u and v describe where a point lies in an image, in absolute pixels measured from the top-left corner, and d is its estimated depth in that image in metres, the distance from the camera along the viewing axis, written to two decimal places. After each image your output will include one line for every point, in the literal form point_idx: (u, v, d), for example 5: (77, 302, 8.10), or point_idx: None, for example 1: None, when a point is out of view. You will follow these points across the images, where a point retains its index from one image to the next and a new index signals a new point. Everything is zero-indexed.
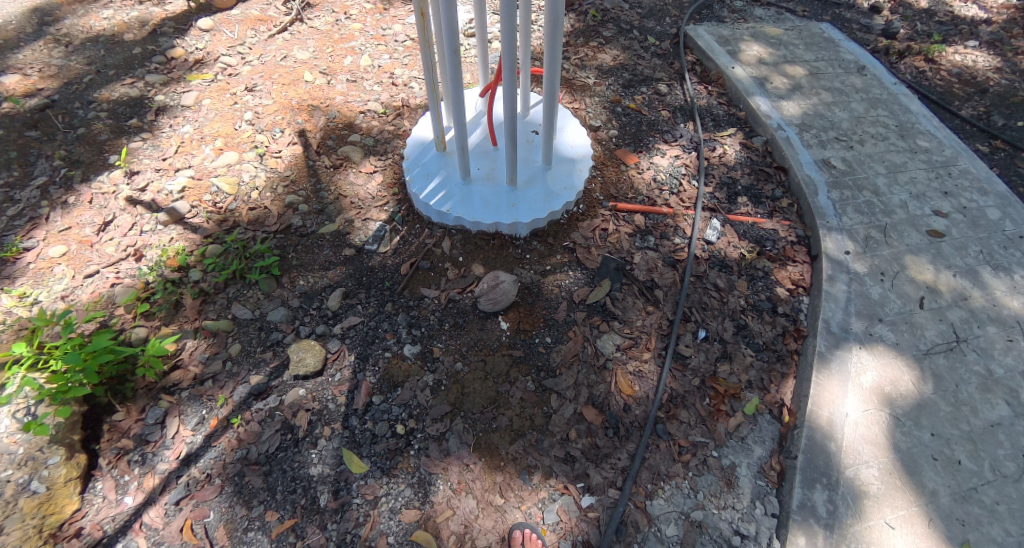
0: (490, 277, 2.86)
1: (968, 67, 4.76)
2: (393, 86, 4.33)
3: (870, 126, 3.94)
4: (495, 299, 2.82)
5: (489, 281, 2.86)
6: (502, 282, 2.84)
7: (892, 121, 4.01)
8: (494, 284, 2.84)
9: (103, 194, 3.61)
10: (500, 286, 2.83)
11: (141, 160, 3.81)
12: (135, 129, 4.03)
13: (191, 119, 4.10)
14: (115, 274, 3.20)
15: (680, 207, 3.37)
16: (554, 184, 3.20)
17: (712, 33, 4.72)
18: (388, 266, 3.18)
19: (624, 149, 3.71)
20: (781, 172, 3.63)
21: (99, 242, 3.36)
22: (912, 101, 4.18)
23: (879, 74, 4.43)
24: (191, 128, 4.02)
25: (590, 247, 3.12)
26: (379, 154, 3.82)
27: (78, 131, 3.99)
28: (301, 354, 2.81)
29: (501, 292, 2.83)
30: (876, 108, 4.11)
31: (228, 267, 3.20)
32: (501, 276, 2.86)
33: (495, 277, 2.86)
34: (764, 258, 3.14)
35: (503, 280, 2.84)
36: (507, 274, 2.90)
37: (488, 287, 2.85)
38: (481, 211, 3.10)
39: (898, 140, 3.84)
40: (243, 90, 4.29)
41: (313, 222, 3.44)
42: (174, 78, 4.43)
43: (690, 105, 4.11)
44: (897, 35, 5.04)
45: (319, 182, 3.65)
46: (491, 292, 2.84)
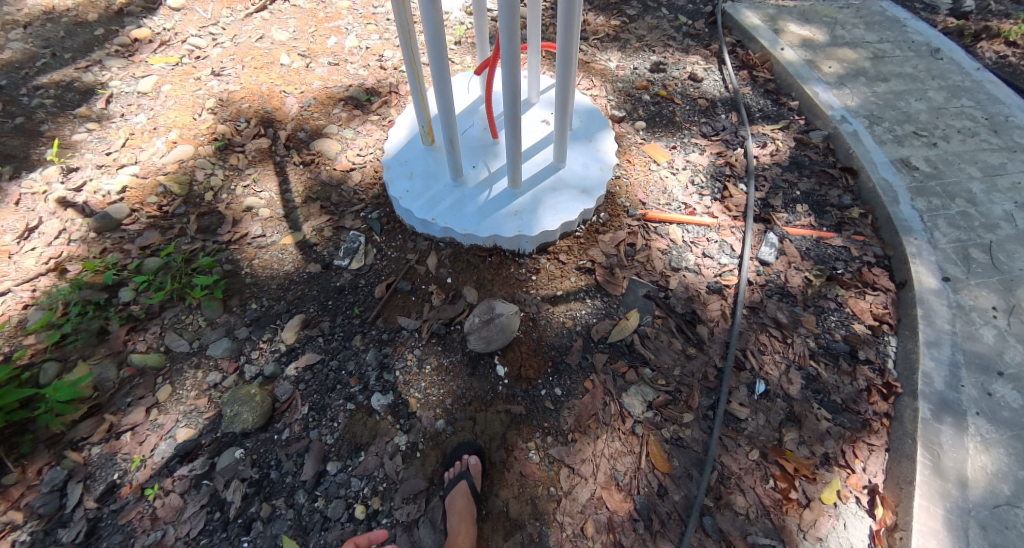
0: (483, 306, 2.23)
1: None
2: (381, 70, 3.70)
3: (953, 119, 3.23)
4: (488, 338, 2.17)
5: (482, 312, 2.21)
6: (499, 314, 2.18)
7: (978, 112, 3.29)
8: (489, 317, 2.18)
9: (33, 194, 3.03)
10: (495, 321, 2.17)
11: (84, 155, 3.24)
12: (81, 119, 3.46)
13: (146, 107, 3.51)
14: (30, 293, 2.60)
15: (726, 217, 2.67)
16: (566, 188, 2.52)
17: (754, 10, 4.02)
18: (361, 288, 2.54)
19: (654, 144, 3.00)
20: (848, 174, 2.94)
21: (19, 252, 2.77)
22: (1000, 89, 3.44)
23: (956, 58, 3.69)
24: (144, 118, 3.43)
25: (614, 268, 2.44)
26: (358, 149, 3.15)
27: (15, 120, 3.38)
28: (236, 407, 2.17)
29: (498, 327, 2.17)
30: (958, 98, 3.39)
31: (165, 285, 2.60)
32: (498, 304, 2.21)
33: (491, 305, 2.21)
34: (835, 285, 2.47)
35: (501, 312, 2.18)
36: (507, 303, 2.24)
37: (482, 320, 2.18)
38: (475, 221, 2.42)
39: (991, 136, 3.12)
40: (208, 74, 3.72)
41: (274, 230, 2.81)
42: (135, 62, 3.86)
43: (732, 94, 3.39)
44: (969, 15, 4.32)
45: (286, 181, 2.99)
46: (484, 327, 2.17)
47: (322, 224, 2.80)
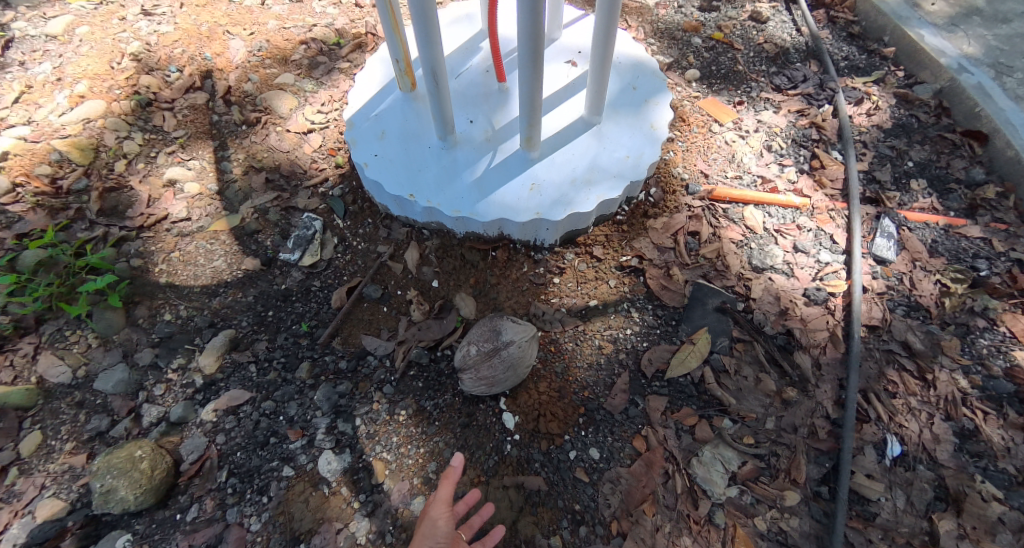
0: (484, 325, 1.51)
1: None
2: (355, 7, 2.64)
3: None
4: (490, 379, 1.46)
5: (481, 336, 1.49)
6: (506, 341, 1.45)
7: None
8: (491, 345, 1.45)
9: None
10: (500, 352, 1.45)
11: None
12: None
13: (54, 54, 2.42)
14: None
15: (822, 197, 1.87)
16: (604, 153, 1.69)
17: None
18: (314, 295, 1.81)
19: (712, 100, 2.13)
20: (976, 143, 2.03)
21: None
22: None
23: None
24: (48, 67, 2.37)
25: (671, 268, 1.68)
26: (321, 104, 2.25)
27: None
28: (110, 480, 1.45)
29: (505, 363, 1.45)
30: None
31: (44, 288, 1.83)
32: (505, 325, 1.48)
33: (495, 326, 1.48)
34: (983, 294, 1.68)
35: (509, 339, 1.45)
36: (520, 324, 1.50)
37: (481, 349, 1.46)
38: (472, 200, 1.61)
39: None
40: (136, 14, 2.58)
41: (200, 213, 2.04)
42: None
43: (811, 42, 2.36)
44: None
45: (223, 146, 2.17)
46: (483, 361, 1.46)
47: (267, 204, 2.01)
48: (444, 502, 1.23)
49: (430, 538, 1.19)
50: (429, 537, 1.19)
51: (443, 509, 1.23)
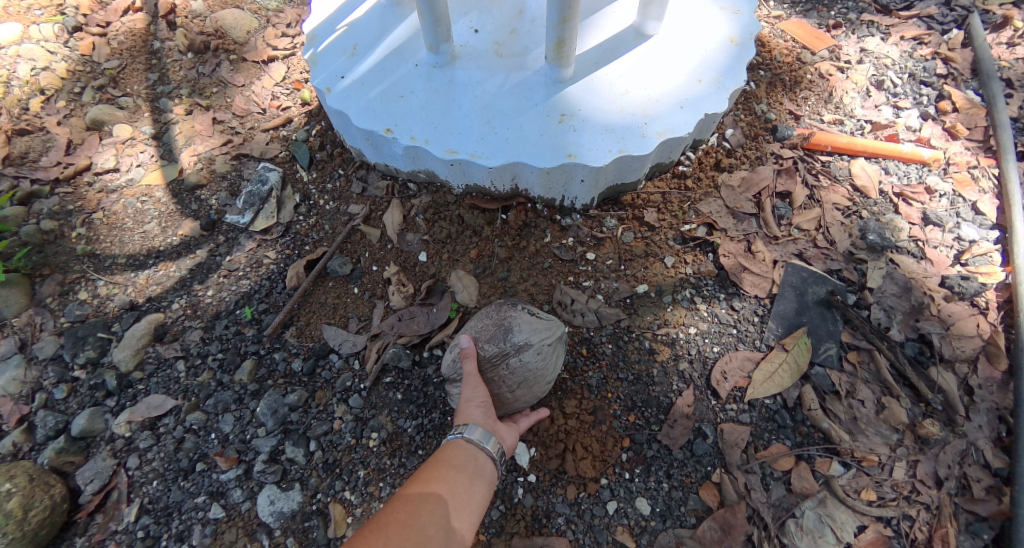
0: (489, 316, 1.06)
1: None
2: None
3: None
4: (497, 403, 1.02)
5: (481, 333, 1.03)
6: (516, 347, 1.00)
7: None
8: (493, 350, 1.00)
9: None
10: (507, 361, 1.00)
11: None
12: None
13: None
14: None
15: (957, 149, 1.36)
16: (665, 75, 1.19)
17: None
18: (265, 270, 1.37)
19: (796, 21, 1.61)
20: None
21: None
22: None
23: None
24: None
25: (753, 242, 1.21)
26: (286, 26, 1.79)
27: None
28: None
29: (514, 377, 1.00)
30: None
31: None
32: (518, 321, 1.02)
33: (502, 323, 1.02)
34: None
35: (519, 343, 1.00)
36: (535, 318, 1.04)
37: (483, 356, 1.01)
38: (475, 137, 1.15)
39: None
40: None
41: (132, 162, 1.60)
42: None
43: None
44: None
45: (164, 80, 1.72)
46: (486, 374, 1.01)
47: (212, 151, 1.57)
48: (473, 375, 0.99)
49: (472, 404, 0.97)
50: (471, 402, 0.96)
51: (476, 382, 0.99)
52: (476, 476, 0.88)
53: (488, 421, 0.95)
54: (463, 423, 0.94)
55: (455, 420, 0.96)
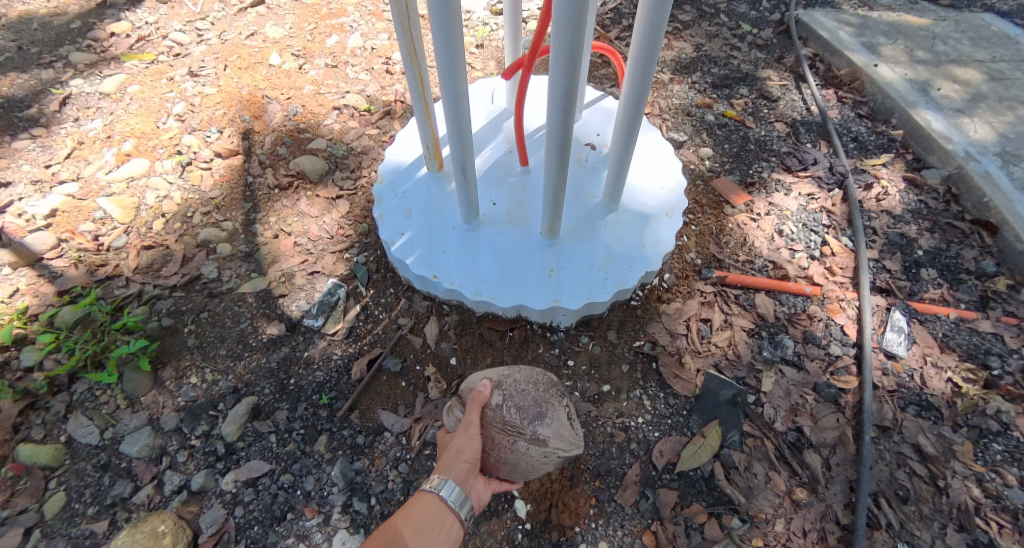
0: (536, 391, 1.38)
1: None
2: (388, 75, 2.78)
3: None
4: (499, 452, 1.35)
5: (519, 401, 1.35)
6: (533, 435, 1.33)
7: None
8: (518, 421, 1.33)
9: None
10: (519, 437, 1.33)
11: (18, 166, 2.32)
12: (27, 120, 2.48)
13: (105, 109, 2.54)
14: None
15: (833, 285, 1.90)
16: (622, 240, 1.78)
17: (835, 16, 2.87)
18: (333, 363, 1.87)
19: (725, 178, 2.21)
20: (983, 231, 2.06)
21: None
22: None
23: None
24: (100, 123, 2.48)
25: (683, 355, 1.73)
26: (348, 169, 2.38)
27: None
28: None
29: (512, 450, 1.33)
30: None
31: (81, 349, 1.91)
32: (549, 421, 1.34)
33: (539, 411, 1.35)
34: (993, 396, 1.69)
35: (536, 435, 1.33)
36: (559, 423, 1.36)
37: (504, 417, 1.34)
38: (494, 282, 1.69)
39: None
40: (184, 74, 2.70)
41: (231, 273, 2.10)
42: (105, 55, 2.79)
43: (817, 116, 2.44)
44: None
45: (256, 209, 2.26)
46: (495, 421, 1.34)
47: (293, 268, 2.10)
48: (474, 421, 1.34)
49: (461, 456, 1.32)
50: (462, 454, 1.32)
51: (474, 432, 1.34)
52: (431, 521, 1.23)
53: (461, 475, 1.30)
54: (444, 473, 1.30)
55: (446, 457, 1.33)
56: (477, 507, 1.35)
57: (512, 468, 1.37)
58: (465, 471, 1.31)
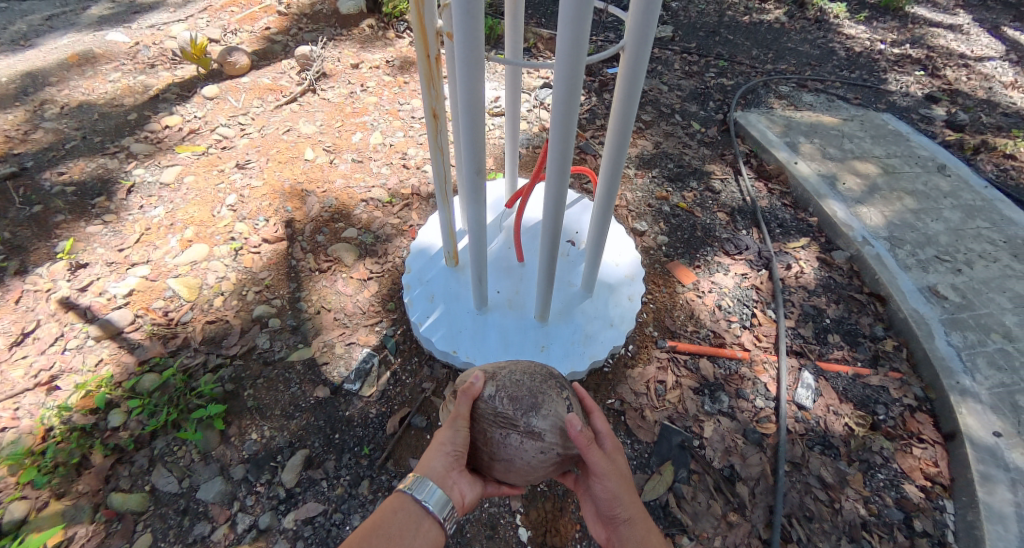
0: (531, 383, 1.68)
1: None
2: (405, 169, 3.35)
3: (973, 242, 2.81)
4: (494, 442, 1.63)
5: (514, 396, 1.64)
6: (525, 427, 1.61)
7: (998, 236, 2.84)
8: (513, 415, 1.62)
9: (34, 291, 2.56)
10: (514, 428, 1.61)
11: (94, 249, 2.75)
12: (100, 208, 2.93)
13: (167, 199, 3.02)
14: (8, 415, 2.22)
15: (759, 350, 2.45)
16: (595, 320, 2.31)
17: (766, 118, 3.52)
18: (370, 420, 2.33)
19: (678, 261, 2.77)
20: (876, 301, 2.63)
21: (5, 361, 2.35)
22: (1015, 208, 3.00)
23: (966, 176, 3.16)
24: (163, 211, 2.96)
25: (644, 410, 2.25)
26: (374, 254, 2.88)
27: (32, 209, 2.89)
28: None
29: (504, 440, 1.62)
30: (975, 216, 2.94)
31: (160, 410, 2.26)
32: (540, 416, 1.62)
33: (533, 405, 1.63)
34: (878, 435, 2.23)
35: (528, 427, 1.61)
36: (553, 412, 1.64)
37: (499, 410, 1.63)
38: (499, 355, 2.21)
39: (1014, 260, 2.74)
40: (233, 167, 3.23)
41: (283, 344, 2.52)
42: (162, 148, 3.30)
43: (749, 205, 3.04)
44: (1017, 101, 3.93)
45: (300, 288, 2.72)
46: (491, 413, 1.63)
47: (333, 339, 2.55)
48: (462, 415, 1.60)
49: (445, 449, 1.57)
50: (447, 446, 1.57)
51: (462, 425, 1.59)
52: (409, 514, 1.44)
53: (444, 465, 1.55)
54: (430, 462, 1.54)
55: (437, 447, 1.58)
56: (460, 500, 1.56)
57: (510, 462, 1.63)
58: (447, 463, 1.55)
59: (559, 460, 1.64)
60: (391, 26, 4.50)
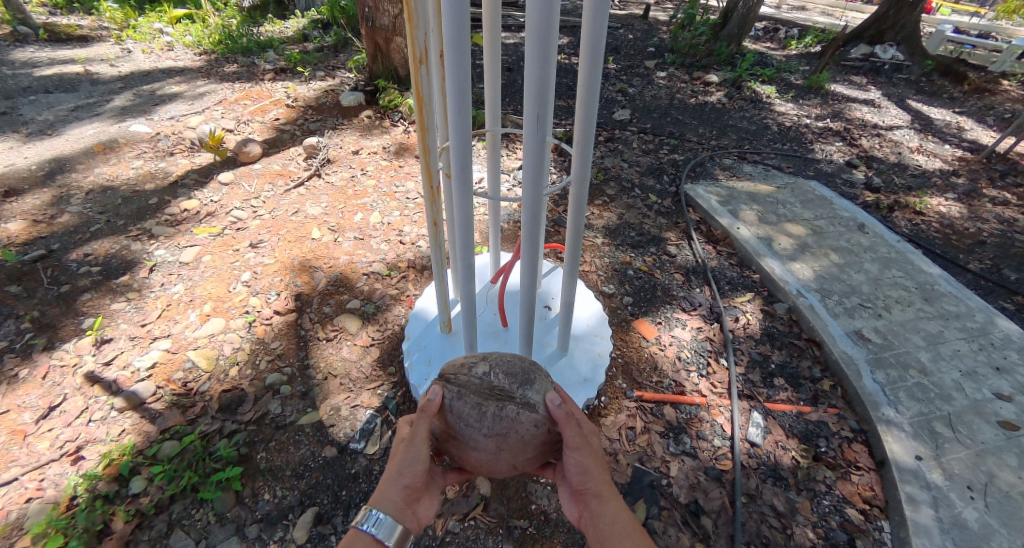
0: (522, 363, 1.96)
1: (1008, 202, 4.22)
2: (401, 244, 3.73)
3: (890, 290, 3.29)
4: (495, 415, 1.85)
5: (507, 371, 1.92)
6: (522, 398, 1.87)
7: (910, 282, 3.34)
8: (508, 388, 1.88)
9: (61, 366, 2.79)
10: (512, 399, 1.87)
11: (117, 325, 3.02)
12: (124, 287, 3.23)
13: (185, 277, 3.33)
14: (37, 483, 2.40)
15: (715, 395, 2.80)
16: (571, 375, 2.65)
17: (712, 189, 4.04)
18: (373, 476, 2.57)
19: (642, 319, 3.15)
20: (814, 346, 3.03)
21: (35, 433, 2.55)
22: (924, 260, 3.50)
23: (882, 233, 3.68)
24: (182, 288, 3.26)
25: (618, 454, 2.54)
26: (374, 322, 3.20)
27: (61, 288, 3.18)
28: None
29: (501, 413, 1.85)
30: (891, 269, 3.42)
31: (179, 476, 2.47)
32: (532, 388, 1.89)
33: (526, 378, 1.91)
34: (821, 465, 2.55)
35: (525, 398, 1.87)
36: (544, 386, 1.92)
37: (495, 384, 1.89)
38: None
39: (925, 305, 3.20)
40: (247, 246, 3.58)
41: (294, 410, 2.78)
42: (180, 230, 3.66)
43: (701, 265, 3.48)
44: (927, 169, 4.58)
45: (309, 356, 3.00)
46: (492, 387, 1.89)
47: (338, 403, 2.82)
48: (420, 436, 1.82)
49: (398, 479, 1.80)
50: (400, 475, 1.80)
51: (418, 446, 1.82)
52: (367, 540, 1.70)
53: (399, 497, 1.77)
54: (382, 496, 1.76)
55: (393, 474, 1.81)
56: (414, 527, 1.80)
57: (506, 433, 1.84)
58: (401, 493, 1.78)
59: (549, 435, 1.88)
60: (387, 116, 5.08)
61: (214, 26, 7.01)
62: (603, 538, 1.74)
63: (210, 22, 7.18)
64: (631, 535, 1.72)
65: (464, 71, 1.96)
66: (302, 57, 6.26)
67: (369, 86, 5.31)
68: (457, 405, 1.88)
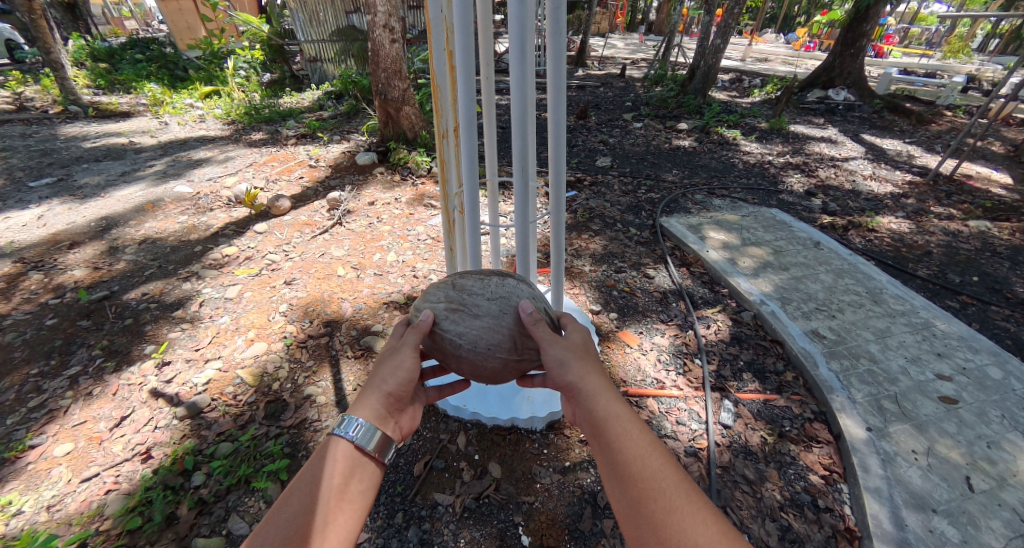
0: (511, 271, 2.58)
1: (952, 217, 4.76)
2: (415, 277, 4.25)
3: (843, 295, 3.77)
4: (495, 287, 2.38)
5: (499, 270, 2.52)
6: (516, 282, 2.44)
7: (861, 288, 3.83)
8: (504, 275, 2.46)
9: (129, 385, 3.25)
10: (507, 280, 2.42)
11: (175, 349, 3.49)
12: (178, 318, 3.73)
13: (230, 309, 3.84)
14: (114, 478, 2.81)
15: (691, 388, 3.23)
16: None
17: (684, 221, 4.62)
18: (398, 466, 2.93)
19: (625, 330, 3.61)
20: (777, 345, 3.48)
21: (110, 438, 2.98)
22: (873, 270, 4.00)
23: (835, 248, 4.21)
24: (228, 319, 3.75)
25: None
26: None
27: (125, 321, 3.68)
28: None
29: (500, 289, 2.38)
30: (843, 278, 3.92)
31: (234, 470, 2.87)
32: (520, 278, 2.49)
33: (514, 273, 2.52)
34: (786, 441, 2.95)
35: (517, 281, 2.44)
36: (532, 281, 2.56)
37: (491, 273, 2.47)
38: (497, 405, 3.10)
39: (874, 307, 3.67)
40: (282, 284, 4.10)
41: (329, 415, 3.17)
42: (224, 272, 4.20)
43: (677, 285, 3.98)
44: (878, 194, 5.16)
45: (339, 371, 3.44)
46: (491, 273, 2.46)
47: None
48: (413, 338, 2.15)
49: (384, 381, 2.05)
50: (388, 376, 2.06)
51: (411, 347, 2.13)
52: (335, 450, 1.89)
53: (382, 400, 2.01)
54: (367, 399, 2.00)
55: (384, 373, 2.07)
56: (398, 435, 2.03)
57: (508, 297, 2.36)
58: (386, 395, 2.03)
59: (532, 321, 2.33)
60: (398, 171, 5.74)
61: (240, 101, 7.88)
62: (602, 427, 1.84)
63: (236, 96, 8.05)
64: (626, 426, 1.82)
65: (474, 145, 2.56)
66: (320, 124, 7.04)
67: (381, 147, 6.04)
68: (465, 281, 2.41)
